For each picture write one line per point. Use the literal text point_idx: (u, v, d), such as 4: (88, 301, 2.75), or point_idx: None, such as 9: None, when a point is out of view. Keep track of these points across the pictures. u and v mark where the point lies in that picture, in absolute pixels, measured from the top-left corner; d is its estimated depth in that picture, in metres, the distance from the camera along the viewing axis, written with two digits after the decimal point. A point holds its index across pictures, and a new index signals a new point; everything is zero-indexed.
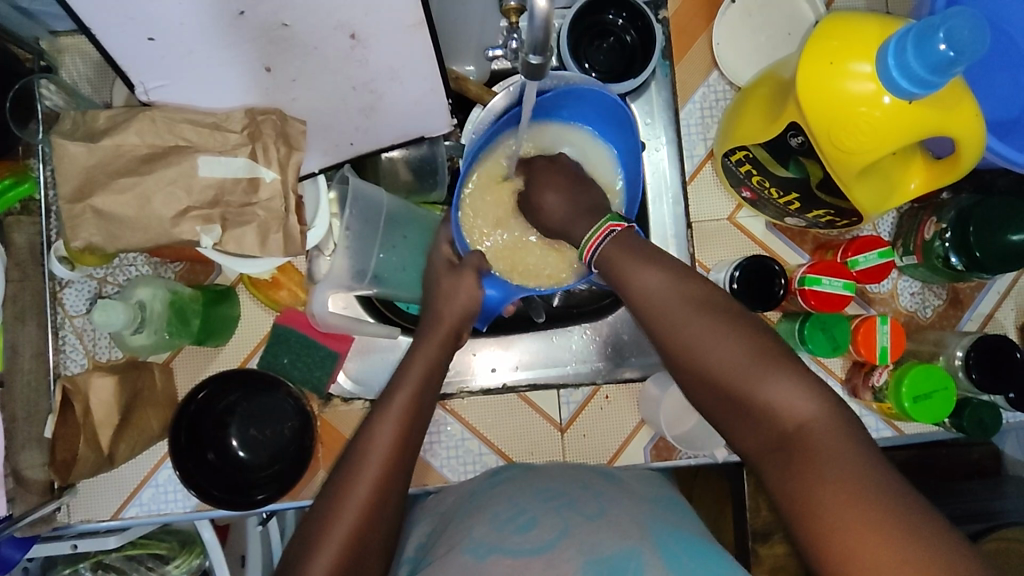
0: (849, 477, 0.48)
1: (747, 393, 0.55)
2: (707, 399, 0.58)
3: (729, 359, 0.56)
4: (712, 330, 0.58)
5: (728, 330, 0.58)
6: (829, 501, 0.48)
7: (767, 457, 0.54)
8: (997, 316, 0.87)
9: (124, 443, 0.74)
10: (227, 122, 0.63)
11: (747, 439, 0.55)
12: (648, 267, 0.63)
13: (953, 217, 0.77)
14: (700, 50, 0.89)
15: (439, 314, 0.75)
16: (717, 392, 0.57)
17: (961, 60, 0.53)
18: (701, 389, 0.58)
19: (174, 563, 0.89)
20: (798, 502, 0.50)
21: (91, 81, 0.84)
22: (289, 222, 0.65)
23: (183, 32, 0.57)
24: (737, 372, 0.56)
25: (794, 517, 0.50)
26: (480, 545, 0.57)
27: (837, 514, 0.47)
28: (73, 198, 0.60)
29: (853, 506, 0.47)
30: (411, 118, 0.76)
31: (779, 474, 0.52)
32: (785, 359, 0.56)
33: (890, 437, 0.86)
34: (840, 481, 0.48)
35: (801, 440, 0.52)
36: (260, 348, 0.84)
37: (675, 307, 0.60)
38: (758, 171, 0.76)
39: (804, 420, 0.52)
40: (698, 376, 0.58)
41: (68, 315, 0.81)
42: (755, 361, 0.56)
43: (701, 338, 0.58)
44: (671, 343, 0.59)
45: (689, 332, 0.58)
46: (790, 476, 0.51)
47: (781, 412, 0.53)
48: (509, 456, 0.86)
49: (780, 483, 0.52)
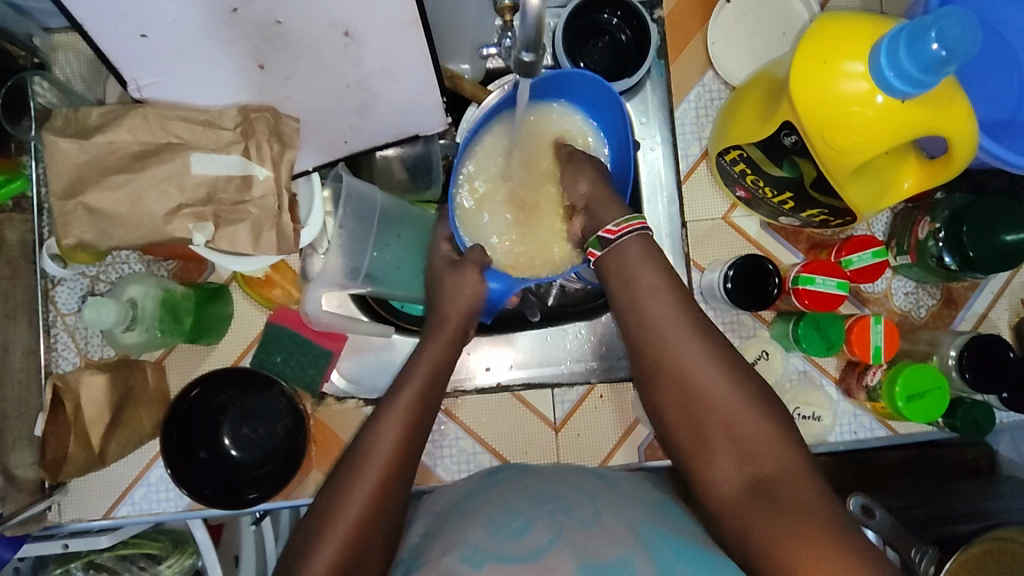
0: (817, 514, 0.52)
1: (728, 423, 0.58)
2: (687, 423, 0.60)
3: (717, 388, 0.59)
4: (706, 357, 0.60)
5: (720, 359, 0.60)
6: (799, 533, 0.51)
7: (737, 486, 0.56)
8: (991, 316, 0.87)
9: (116, 442, 0.73)
10: (220, 120, 0.63)
11: (721, 466, 0.57)
12: (646, 285, 0.64)
13: (947, 216, 0.77)
14: (695, 50, 0.89)
15: (446, 313, 0.74)
16: (698, 418, 0.59)
17: (953, 60, 0.53)
18: (682, 413, 0.60)
19: (167, 563, 0.88)
20: (765, 532, 0.53)
21: (85, 78, 0.84)
22: (282, 220, 0.65)
23: (176, 29, 0.57)
24: (724, 401, 0.59)
25: (756, 533, 0.53)
26: (474, 552, 0.56)
27: (800, 535, 0.51)
28: (64, 195, 0.60)
29: (822, 541, 0.50)
30: (405, 116, 0.76)
31: (751, 498, 0.55)
32: (766, 398, 0.60)
33: (884, 436, 0.87)
34: (807, 516, 0.52)
35: (773, 474, 0.55)
36: (253, 347, 0.84)
37: (673, 328, 0.62)
38: (753, 170, 0.76)
39: (776, 460, 0.56)
40: (684, 398, 0.60)
41: (59, 313, 0.80)
42: (742, 392, 0.59)
43: (696, 362, 0.60)
44: (665, 361, 0.61)
45: (686, 353, 0.61)
46: (760, 507, 0.54)
47: (757, 448, 0.57)
48: (504, 455, 0.86)
49: (749, 511, 0.54)
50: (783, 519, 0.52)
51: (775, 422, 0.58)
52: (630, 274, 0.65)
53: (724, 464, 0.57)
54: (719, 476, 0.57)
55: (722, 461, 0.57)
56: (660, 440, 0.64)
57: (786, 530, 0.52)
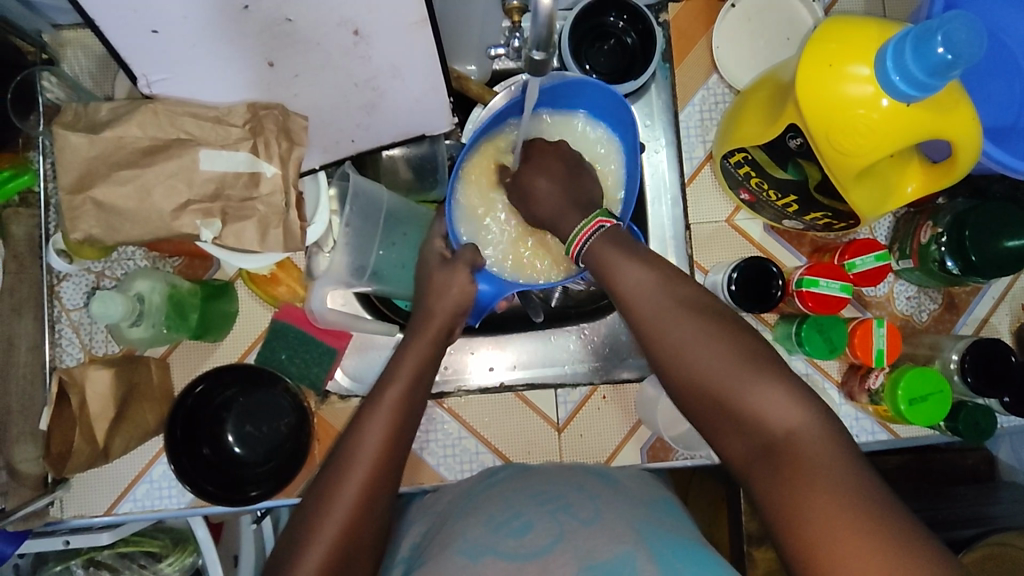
0: (832, 482, 0.50)
1: (729, 400, 0.56)
2: (693, 406, 0.58)
3: (715, 364, 0.57)
4: (703, 337, 0.58)
5: (716, 336, 0.58)
6: (820, 501, 0.49)
7: (753, 464, 0.55)
8: (992, 321, 0.88)
9: (120, 437, 0.73)
10: (229, 117, 0.63)
11: (733, 448, 0.56)
12: (633, 273, 0.62)
13: (949, 221, 0.78)
14: (700, 54, 0.90)
15: (431, 311, 0.74)
16: (702, 400, 0.57)
17: (958, 62, 0.54)
18: (687, 398, 0.59)
19: (167, 561, 0.88)
20: (780, 509, 0.51)
21: (94, 75, 0.84)
22: (289, 217, 0.65)
23: (186, 25, 0.57)
24: (727, 379, 0.56)
25: (780, 523, 0.51)
26: (474, 547, 0.57)
27: (824, 515, 0.49)
28: (73, 190, 0.60)
29: (839, 512, 0.48)
30: (412, 117, 0.77)
31: (769, 483, 0.53)
32: (771, 364, 0.57)
33: (886, 440, 0.87)
34: (820, 485, 0.50)
35: (790, 451, 0.53)
36: (257, 344, 0.84)
37: (666, 314, 0.60)
38: (757, 173, 0.77)
39: (791, 428, 0.54)
40: (683, 382, 0.58)
41: (64, 309, 0.81)
42: (753, 369, 0.56)
43: (688, 345, 0.58)
44: (659, 349, 0.60)
45: (679, 340, 0.58)
46: (777, 480, 0.52)
47: (771, 420, 0.54)
48: (506, 456, 0.86)
49: (764, 487, 0.53)
50: (800, 491, 0.50)
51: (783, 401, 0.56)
52: (611, 270, 0.64)
53: (736, 446, 0.56)
54: (737, 458, 0.56)
55: (731, 443, 0.56)
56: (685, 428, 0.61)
57: (797, 506, 0.50)
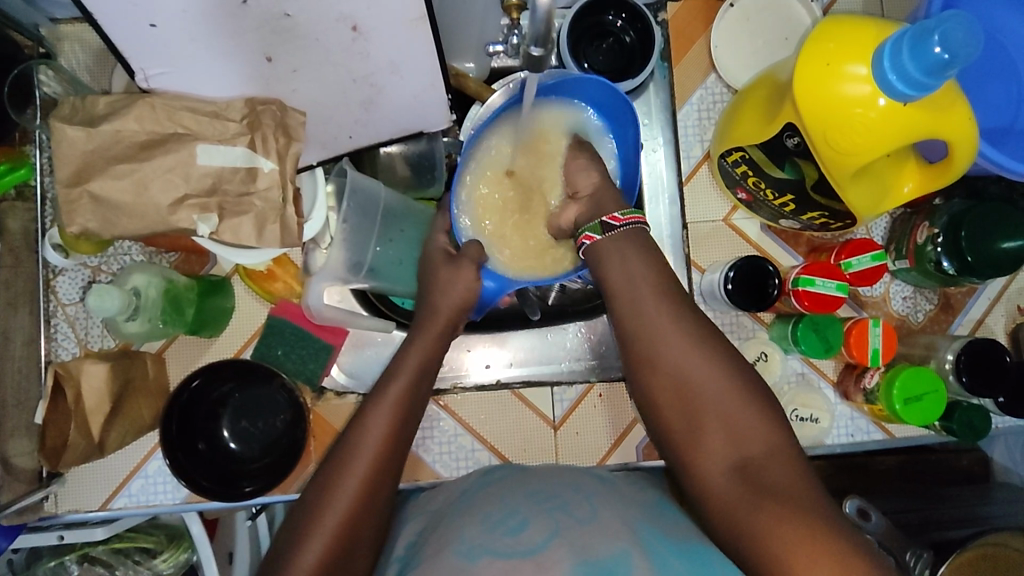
0: (799, 506, 0.54)
1: (712, 414, 0.60)
2: (676, 415, 0.62)
3: (705, 384, 0.61)
4: (697, 353, 0.63)
5: (713, 359, 0.62)
6: (790, 519, 0.53)
7: (729, 481, 0.58)
8: (988, 322, 0.88)
9: (116, 432, 0.73)
10: (227, 111, 0.64)
11: (710, 465, 0.59)
12: (639, 280, 0.66)
13: (945, 222, 0.78)
14: (698, 53, 0.90)
15: (437, 308, 0.74)
16: (686, 411, 0.61)
17: (954, 63, 0.54)
18: (671, 410, 0.62)
19: (162, 557, 0.88)
20: (755, 533, 0.54)
21: (91, 70, 0.84)
22: (286, 213, 0.65)
23: (184, 19, 0.57)
24: (713, 395, 0.61)
25: (745, 528, 0.55)
26: (470, 547, 0.57)
27: (789, 528, 0.53)
28: (70, 183, 0.60)
29: (806, 523, 0.53)
30: (409, 114, 0.77)
31: (741, 490, 0.57)
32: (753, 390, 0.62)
33: (882, 439, 0.88)
34: (788, 509, 0.54)
35: (763, 469, 0.57)
36: (253, 341, 0.84)
37: (667, 326, 0.64)
38: (755, 172, 0.77)
39: (761, 454, 0.58)
40: (672, 389, 0.62)
41: (60, 303, 0.80)
42: (738, 391, 0.61)
43: (686, 357, 0.62)
44: (654, 356, 0.63)
45: (674, 351, 0.63)
46: (748, 497, 0.56)
47: (745, 442, 0.59)
48: (502, 453, 0.86)
49: (736, 502, 0.56)
50: (768, 511, 0.54)
51: (763, 417, 0.60)
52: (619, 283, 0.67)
53: (713, 458, 0.59)
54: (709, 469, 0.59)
55: (708, 455, 0.60)
56: (652, 433, 0.65)
57: (770, 513, 0.54)
